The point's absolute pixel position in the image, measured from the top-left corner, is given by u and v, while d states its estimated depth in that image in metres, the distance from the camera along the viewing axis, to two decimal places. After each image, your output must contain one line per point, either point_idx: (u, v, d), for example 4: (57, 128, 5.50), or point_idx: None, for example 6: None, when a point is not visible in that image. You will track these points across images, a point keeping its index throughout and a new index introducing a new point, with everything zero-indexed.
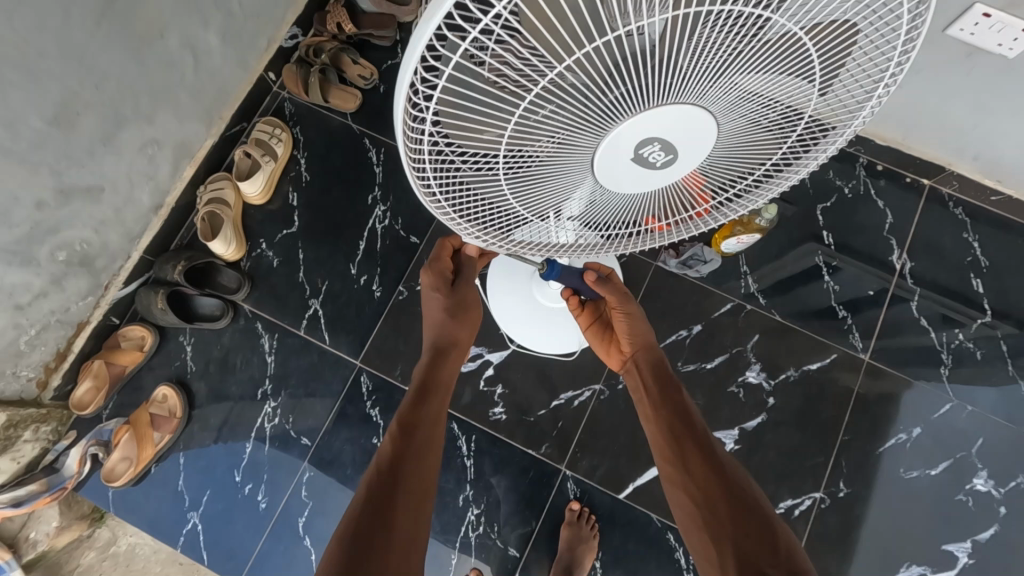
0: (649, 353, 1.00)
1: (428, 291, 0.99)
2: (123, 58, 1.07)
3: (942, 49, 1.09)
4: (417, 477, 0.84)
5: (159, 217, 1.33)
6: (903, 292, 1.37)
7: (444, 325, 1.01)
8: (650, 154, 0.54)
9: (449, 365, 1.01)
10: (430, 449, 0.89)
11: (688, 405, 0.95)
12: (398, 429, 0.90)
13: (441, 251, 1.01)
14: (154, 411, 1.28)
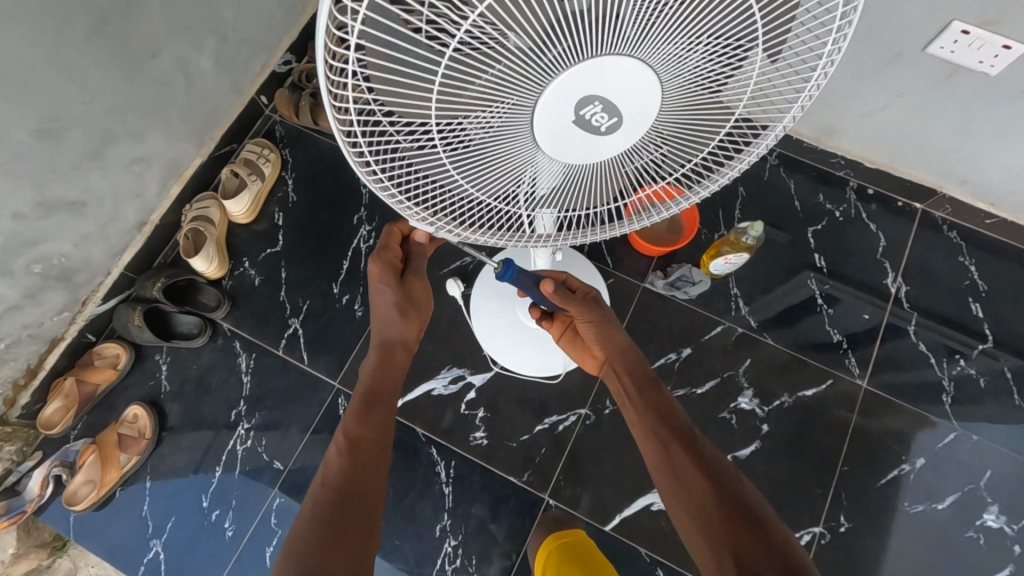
0: (623, 349, 0.93)
1: (376, 284, 0.91)
2: (117, 75, 1.07)
3: (921, 70, 1.09)
4: (370, 484, 0.80)
5: (143, 234, 1.31)
6: (900, 316, 1.33)
7: (393, 325, 0.93)
8: (592, 119, 0.53)
9: (398, 360, 0.94)
10: (381, 454, 0.85)
11: (671, 399, 0.88)
12: (347, 435, 0.85)
13: (390, 240, 0.93)
14: (123, 432, 1.23)
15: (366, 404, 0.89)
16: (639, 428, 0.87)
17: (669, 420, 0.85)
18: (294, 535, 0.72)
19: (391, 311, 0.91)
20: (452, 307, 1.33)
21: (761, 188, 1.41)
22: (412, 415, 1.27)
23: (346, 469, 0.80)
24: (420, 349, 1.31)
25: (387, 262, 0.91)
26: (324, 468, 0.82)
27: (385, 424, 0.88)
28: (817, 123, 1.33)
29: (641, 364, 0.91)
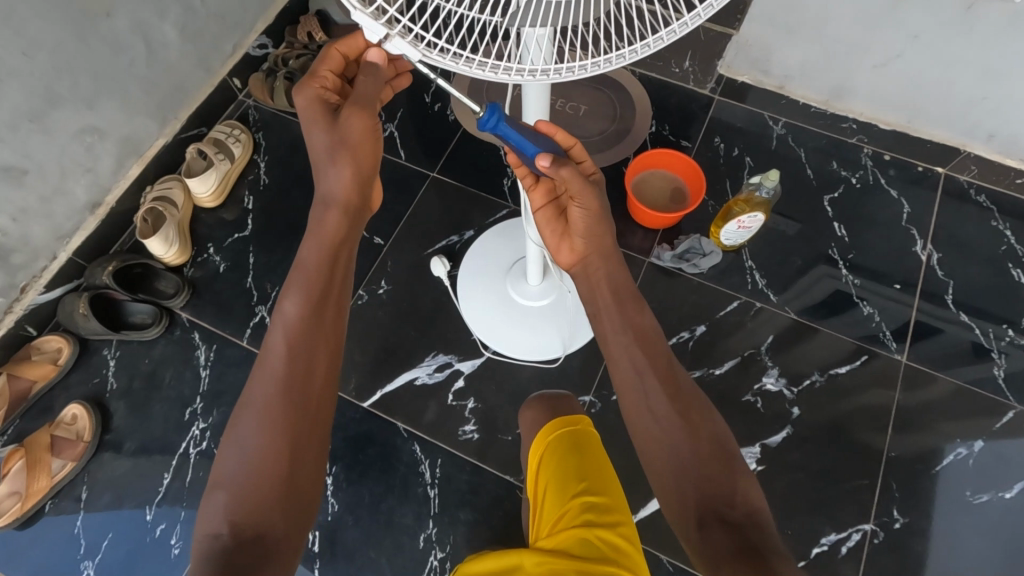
0: (605, 253, 0.76)
1: (305, 121, 0.68)
2: (60, 27, 0.98)
3: (938, 4, 1.00)
4: (323, 389, 0.66)
5: (96, 217, 1.19)
6: (934, 286, 1.21)
7: (332, 179, 0.69)
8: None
9: (343, 231, 0.70)
10: (334, 346, 0.68)
11: (653, 323, 0.75)
12: (289, 334, 0.66)
13: (325, 62, 0.69)
14: (57, 434, 1.07)
15: (309, 290, 0.68)
16: (613, 350, 0.73)
17: (649, 348, 0.72)
18: (242, 455, 0.61)
19: (326, 159, 0.68)
20: (437, 288, 1.20)
21: (769, 158, 1.32)
22: (393, 408, 1.11)
23: (291, 376, 0.64)
24: (402, 335, 1.16)
25: (320, 93, 0.68)
26: (262, 365, 0.65)
27: (334, 311, 0.69)
28: (825, 81, 1.25)
29: (625, 279, 0.76)
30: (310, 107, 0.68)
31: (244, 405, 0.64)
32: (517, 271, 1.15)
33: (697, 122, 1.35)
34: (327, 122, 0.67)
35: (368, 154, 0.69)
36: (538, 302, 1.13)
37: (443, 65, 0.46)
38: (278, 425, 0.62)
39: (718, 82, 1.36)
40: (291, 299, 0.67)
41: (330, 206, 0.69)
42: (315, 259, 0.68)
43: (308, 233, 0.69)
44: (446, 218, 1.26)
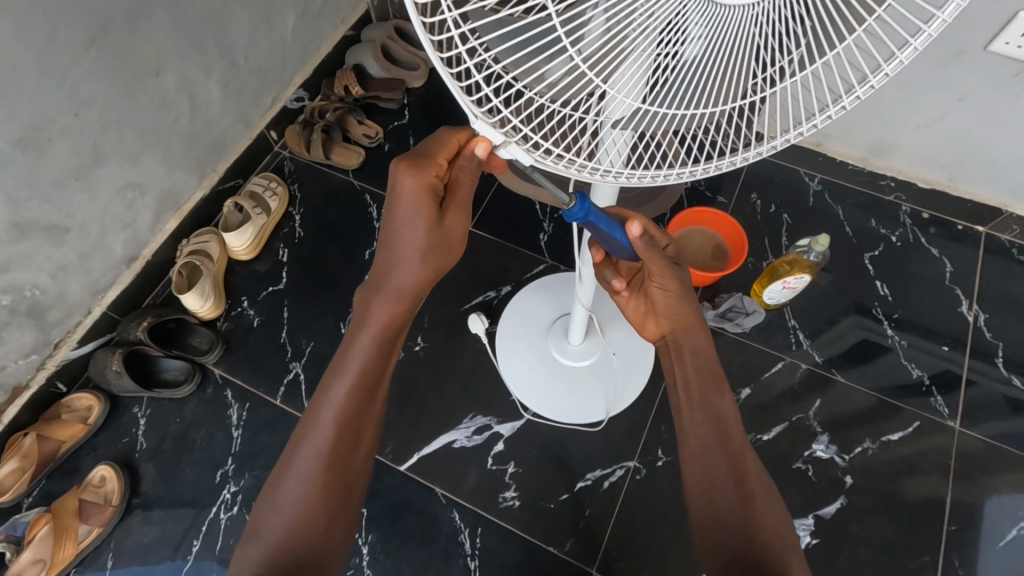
0: (691, 330, 0.72)
1: (405, 205, 0.59)
2: (112, 89, 0.99)
3: (986, 71, 1.02)
4: (361, 462, 0.70)
5: (133, 271, 1.18)
6: (984, 347, 1.18)
7: (407, 269, 0.63)
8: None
9: (403, 318, 0.68)
10: (375, 423, 0.71)
11: (734, 409, 0.71)
12: (338, 414, 0.68)
13: (441, 149, 0.59)
14: (85, 498, 1.04)
15: (361, 372, 0.68)
16: (685, 424, 0.72)
17: (723, 433, 0.69)
18: (279, 514, 0.65)
19: (414, 254, 0.62)
20: (474, 345, 1.17)
21: (806, 214, 1.31)
22: (431, 472, 1.07)
23: (338, 453, 0.68)
24: (441, 395, 1.13)
25: (431, 182, 0.59)
26: (307, 436, 0.68)
27: (382, 392, 0.71)
28: (865, 139, 1.25)
29: (710, 361, 0.72)
30: (416, 195, 0.58)
31: (287, 464, 0.68)
32: (557, 330, 1.13)
33: (732, 177, 1.35)
34: (430, 218, 0.60)
35: (449, 254, 0.65)
36: (578, 361, 1.11)
37: (553, 168, 0.45)
38: (319, 491, 0.66)
39: None
40: (342, 375, 0.69)
41: (401, 296, 0.65)
42: (372, 346, 0.68)
43: (374, 311, 0.67)
44: (483, 273, 1.24)
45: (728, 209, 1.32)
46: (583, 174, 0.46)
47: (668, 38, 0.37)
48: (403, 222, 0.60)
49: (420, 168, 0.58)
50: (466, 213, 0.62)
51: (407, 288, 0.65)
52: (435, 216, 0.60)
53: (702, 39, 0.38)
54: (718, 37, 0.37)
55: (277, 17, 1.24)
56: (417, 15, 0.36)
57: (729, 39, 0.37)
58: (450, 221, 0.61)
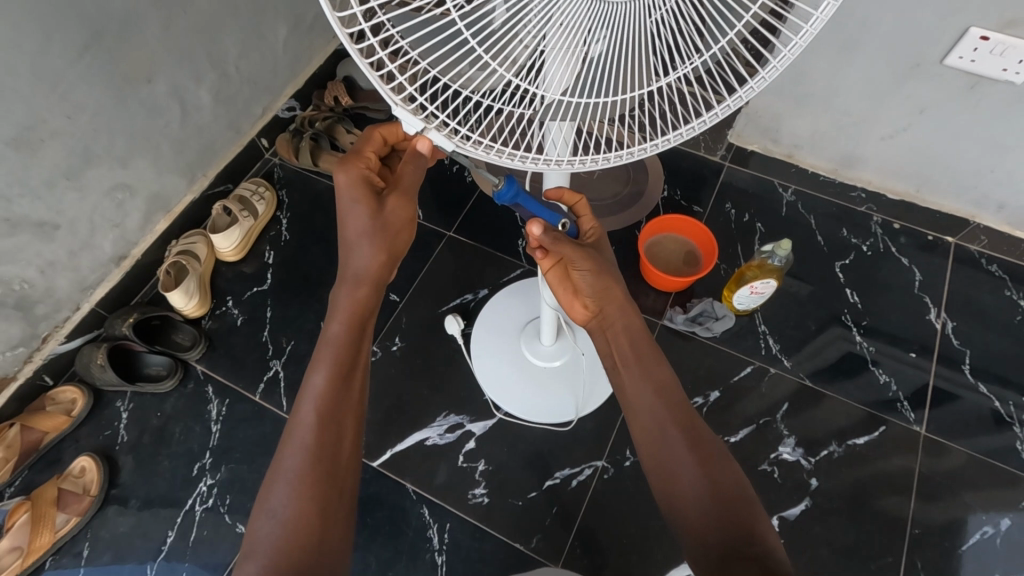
0: (617, 305, 0.76)
1: (345, 198, 0.65)
2: (105, 94, 1.04)
3: (943, 85, 1.05)
4: (349, 456, 0.69)
5: (121, 269, 1.22)
6: (951, 354, 1.20)
7: (360, 255, 0.67)
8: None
9: (367, 304, 0.71)
10: (358, 416, 0.72)
11: (671, 373, 0.75)
12: (318, 406, 0.68)
13: (367, 144, 0.66)
14: (64, 487, 1.06)
15: (335, 361, 0.70)
16: (631, 396, 0.74)
17: (667, 398, 0.73)
18: (272, 521, 0.63)
19: (363, 241, 0.66)
20: (449, 346, 1.20)
21: (779, 223, 1.34)
22: (402, 469, 1.09)
23: (324, 446, 0.67)
24: (416, 393, 1.16)
25: (363, 173, 0.65)
26: (290, 438, 0.67)
27: (359, 383, 0.72)
28: (835, 150, 1.28)
29: (642, 330, 0.77)
30: (352, 187, 0.64)
31: (275, 469, 0.67)
32: (530, 331, 1.16)
33: (708, 187, 1.38)
34: (369, 205, 0.64)
35: (400, 241, 0.69)
36: (551, 362, 1.14)
37: (474, 153, 0.51)
38: (309, 488, 0.65)
39: (728, 149, 1.40)
40: (318, 370, 0.70)
41: (358, 281, 0.70)
42: (340, 333, 0.71)
43: (336, 301, 0.71)
44: (461, 276, 1.27)
45: (703, 218, 1.35)
46: (502, 159, 0.52)
47: (569, 34, 0.44)
48: (346, 214, 0.65)
49: (351, 162, 0.65)
50: (410, 199, 0.66)
51: (363, 272, 0.69)
52: (374, 204, 0.65)
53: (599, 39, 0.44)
54: (613, 35, 0.44)
55: (268, 29, 1.30)
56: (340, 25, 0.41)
57: (622, 36, 0.44)
58: (390, 207, 0.65)
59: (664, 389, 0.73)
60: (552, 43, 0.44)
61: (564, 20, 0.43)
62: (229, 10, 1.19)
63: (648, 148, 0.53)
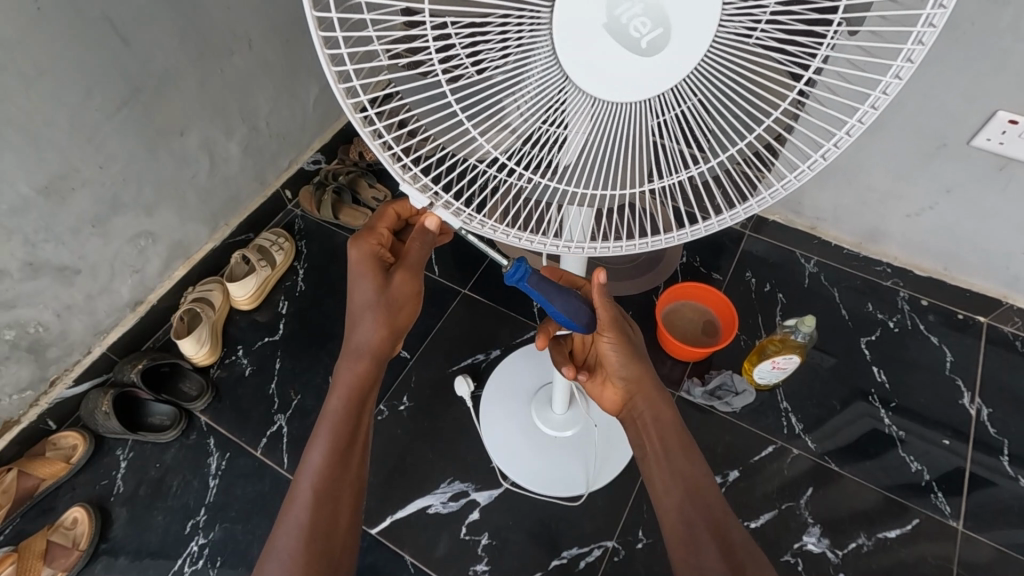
0: (648, 394, 0.74)
1: (355, 273, 0.65)
2: (137, 147, 1.07)
3: (971, 166, 1.04)
4: (345, 534, 0.66)
5: (136, 314, 1.22)
6: (987, 442, 1.13)
7: (363, 327, 0.66)
8: (632, 27, 0.38)
9: (369, 377, 0.69)
10: (357, 493, 0.68)
11: (705, 470, 0.70)
12: (315, 482, 0.65)
13: (381, 220, 0.67)
14: (53, 539, 1.03)
15: (334, 435, 0.67)
16: (660, 496, 0.70)
17: (699, 498, 0.68)
18: None
19: (367, 316, 0.65)
20: (458, 408, 1.17)
21: (802, 295, 1.30)
22: (401, 538, 1.04)
23: (319, 526, 0.64)
24: (420, 457, 1.12)
25: (373, 248, 0.65)
26: (286, 514, 0.65)
27: (359, 458, 0.69)
28: (858, 224, 1.26)
29: (672, 421, 0.73)
30: (361, 263, 0.65)
31: (269, 547, 0.64)
32: (540, 399, 1.13)
33: (728, 255, 1.36)
34: (375, 279, 0.64)
35: (406, 314, 0.67)
36: (561, 432, 1.10)
37: (482, 232, 0.51)
38: (302, 570, 0.61)
39: (749, 218, 1.38)
40: (317, 444, 0.67)
41: (360, 354, 0.67)
42: (340, 407, 0.68)
43: (338, 374, 0.69)
44: (474, 336, 1.25)
45: (722, 286, 1.32)
46: (510, 239, 0.52)
47: (579, 125, 0.44)
48: (355, 289, 0.65)
49: (359, 240, 0.65)
50: (414, 273, 0.64)
51: (366, 346, 0.67)
52: (381, 279, 0.64)
53: (612, 138, 0.44)
54: (624, 131, 0.44)
55: (300, 89, 1.34)
56: (354, 113, 0.42)
57: (630, 134, 0.44)
58: (394, 284, 0.63)
59: (693, 486, 0.69)
60: (568, 132, 0.44)
61: (574, 113, 0.43)
62: (263, 70, 1.23)
63: (662, 240, 0.53)
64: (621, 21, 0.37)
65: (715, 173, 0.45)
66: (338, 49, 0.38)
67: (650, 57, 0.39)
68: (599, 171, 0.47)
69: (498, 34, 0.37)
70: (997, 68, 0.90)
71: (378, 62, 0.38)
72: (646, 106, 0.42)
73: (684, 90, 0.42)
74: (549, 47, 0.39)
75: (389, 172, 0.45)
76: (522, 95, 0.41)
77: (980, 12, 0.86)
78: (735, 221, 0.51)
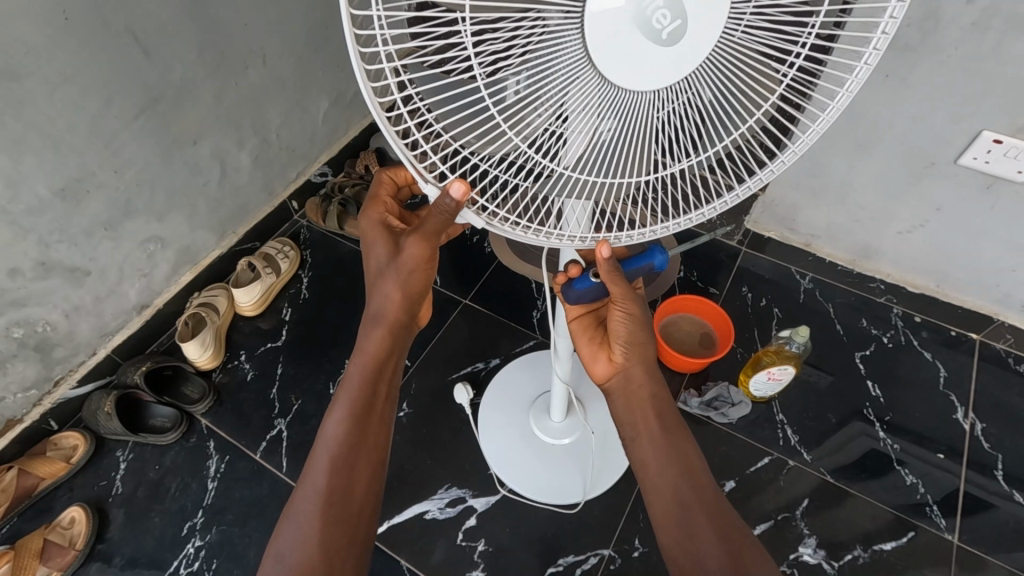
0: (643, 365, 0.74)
1: (368, 241, 0.70)
2: (152, 153, 1.10)
3: (958, 184, 1.07)
4: (362, 507, 0.67)
5: (142, 318, 1.24)
6: (981, 457, 1.14)
7: (378, 292, 0.69)
8: (654, 19, 0.41)
9: (386, 348, 0.71)
10: (376, 465, 0.69)
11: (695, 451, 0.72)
12: (333, 449, 0.67)
13: (381, 189, 0.73)
14: (49, 539, 1.03)
15: (353, 405, 0.69)
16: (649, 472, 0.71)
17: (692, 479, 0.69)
18: (280, 566, 0.62)
19: (380, 281, 0.68)
20: (457, 415, 1.18)
21: (798, 311, 1.32)
22: (399, 544, 1.04)
23: (335, 493, 0.65)
24: (419, 462, 1.12)
25: (380, 215, 0.71)
26: (304, 482, 0.66)
27: (377, 428, 0.70)
28: (852, 242, 1.29)
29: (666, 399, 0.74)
30: (372, 229, 0.70)
31: (289, 509, 0.65)
32: (538, 406, 1.15)
33: (725, 271, 1.38)
34: (388, 245, 0.68)
35: (419, 279, 0.67)
36: (559, 440, 1.12)
37: (502, 230, 0.56)
38: (317, 536, 0.63)
39: (745, 235, 1.41)
40: (335, 414, 0.69)
41: (376, 322, 0.70)
42: (360, 374, 0.71)
43: (358, 341, 0.71)
44: (475, 344, 1.27)
45: (719, 300, 1.35)
46: (521, 233, 0.56)
47: (582, 124, 0.47)
48: (370, 256, 0.70)
49: (368, 208, 0.71)
50: (426, 241, 0.63)
51: (382, 313, 0.70)
52: (392, 244, 0.68)
53: (614, 132, 0.47)
54: (626, 128, 0.47)
55: (311, 103, 1.39)
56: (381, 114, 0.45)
57: (632, 131, 0.47)
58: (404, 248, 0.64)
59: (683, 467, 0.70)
60: (572, 131, 0.47)
61: (579, 113, 0.46)
62: (276, 85, 1.28)
63: (660, 228, 0.57)
64: (644, 15, 0.41)
65: (709, 163, 0.50)
66: (377, 47, 0.41)
67: (670, 49, 0.42)
68: (601, 165, 0.51)
69: (516, 40, 0.40)
70: (981, 90, 0.94)
71: (410, 65, 0.41)
72: (648, 102, 0.46)
73: (681, 88, 0.46)
74: (562, 48, 0.41)
75: (411, 170, 0.49)
76: (534, 96, 0.44)
77: (963, 37, 0.90)
78: (726, 207, 0.56)
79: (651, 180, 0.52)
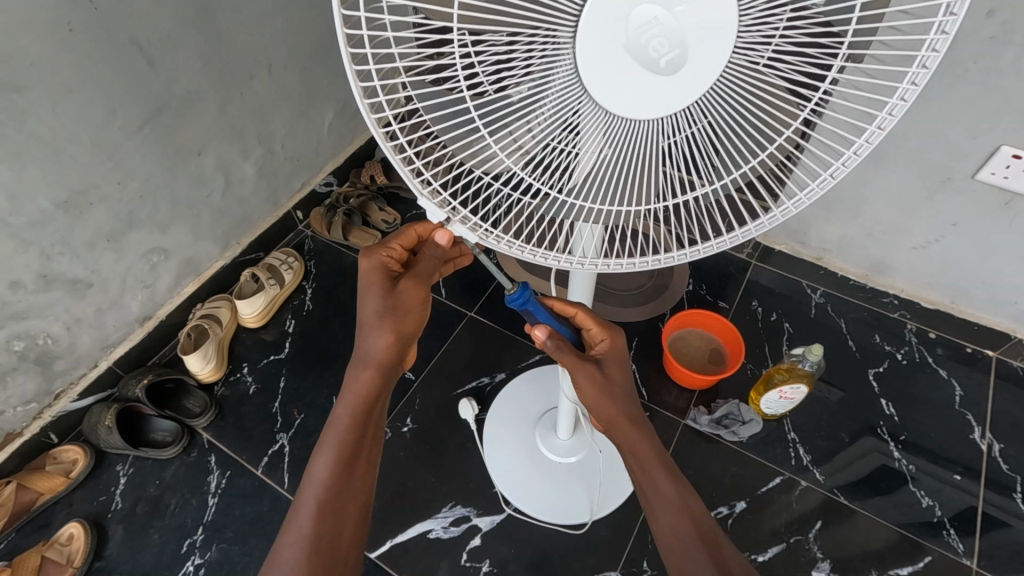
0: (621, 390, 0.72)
1: (363, 283, 0.69)
2: (156, 164, 1.09)
3: (976, 199, 1.05)
4: (350, 550, 0.65)
5: (144, 329, 1.23)
6: (999, 479, 1.11)
7: (370, 334, 0.68)
8: (651, 48, 0.39)
9: (375, 391, 0.70)
10: (364, 508, 0.68)
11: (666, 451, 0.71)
12: (320, 493, 0.65)
13: (399, 236, 0.70)
14: (47, 556, 1.02)
15: (339, 447, 0.68)
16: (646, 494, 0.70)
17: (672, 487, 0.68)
18: None
19: (375, 325, 0.68)
20: (462, 431, 1.16)
21: (809, 326, 1.30)
22: (401, 564, 1.02)
23: (322, 538, 0.63)
24: (423, 480, 1.10)
25: (380, 259, 0.69)
26: (288, 528, 0.64)
27: (363, 472, 0.69)
28: (865, 256, 1.27)
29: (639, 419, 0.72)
30: (370, 272, 0.68)
31: (271, 561, 0.63)
32: (545, 424, 1.12)
33: (734, 284, 1.36)
34: (384, 288, 0.67)
35: (412, 322, 0.69)
36: (566, 458, 1.09)
37: (497, 247, 0.53)
38: None
39: (755, 248, 1.39)
40: (322, 456, 0.67)
41: (366, 364, 0.69)
42: (348, 416, 0.69)
43: (345, 384, 0.70)
44: (480, 358, 1.25)
45: (728, 314, 1.32)
46: (523, 255, 0.53)
47: (591, 143, 0.45)
48: (362, 299, 0.68)
49: (369, 251, 0.69)
50: (422, 284, 0.67)
51: (373, 355, 0.69)
52: (388, 286, 0.68)
53: (623, 153, 0.45)
54: (635, 150, 0.45)
55: (317, 113, 1.38)
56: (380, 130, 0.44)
57: (642, 153, 0.45)
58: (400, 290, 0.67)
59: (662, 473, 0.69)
60: (579, 148, 0.46)
61: (588, 131, 0.44)
62: (282, 95, 1.27)
63: (674, 256, 0.54)
64: (641, 42, 0.39)
65: (723, 189, 0.48)
66: (366, 65, 0.39)
67: (667, 77, 0.40)
68: (611, 186, 0.49)
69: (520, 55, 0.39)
70: (998, 105, 0.92)
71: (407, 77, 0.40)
72: (662, 124, 0.44)
73: (696, 111, 0.43)
74: (568, 63, 0.40)
75: (409, 185, 0.47)
76: (536, 114, 0.43)
77: (982, 51, 0.88)
78: (743, 239, 0.53)
79: (660, 206, 0.50)
